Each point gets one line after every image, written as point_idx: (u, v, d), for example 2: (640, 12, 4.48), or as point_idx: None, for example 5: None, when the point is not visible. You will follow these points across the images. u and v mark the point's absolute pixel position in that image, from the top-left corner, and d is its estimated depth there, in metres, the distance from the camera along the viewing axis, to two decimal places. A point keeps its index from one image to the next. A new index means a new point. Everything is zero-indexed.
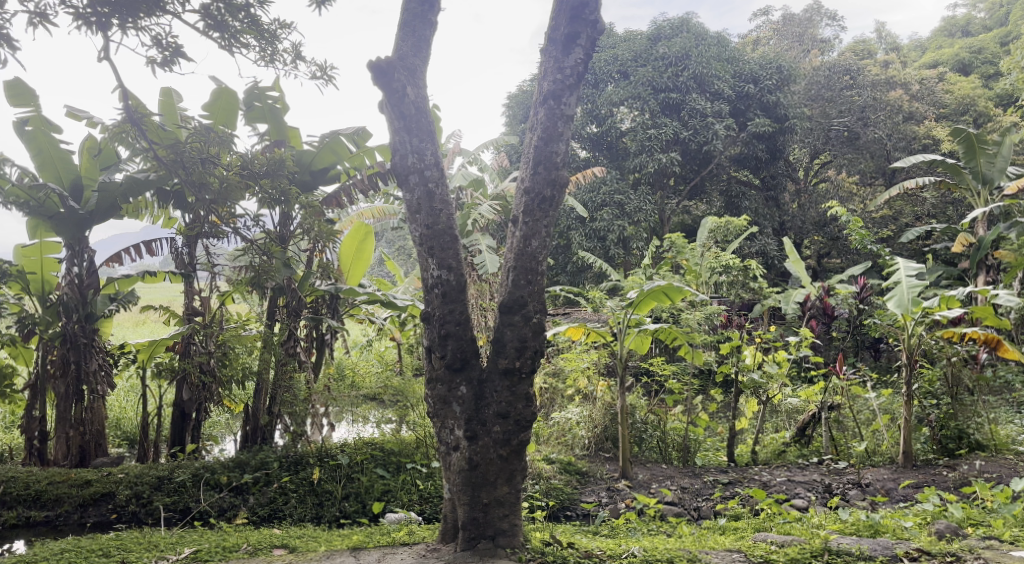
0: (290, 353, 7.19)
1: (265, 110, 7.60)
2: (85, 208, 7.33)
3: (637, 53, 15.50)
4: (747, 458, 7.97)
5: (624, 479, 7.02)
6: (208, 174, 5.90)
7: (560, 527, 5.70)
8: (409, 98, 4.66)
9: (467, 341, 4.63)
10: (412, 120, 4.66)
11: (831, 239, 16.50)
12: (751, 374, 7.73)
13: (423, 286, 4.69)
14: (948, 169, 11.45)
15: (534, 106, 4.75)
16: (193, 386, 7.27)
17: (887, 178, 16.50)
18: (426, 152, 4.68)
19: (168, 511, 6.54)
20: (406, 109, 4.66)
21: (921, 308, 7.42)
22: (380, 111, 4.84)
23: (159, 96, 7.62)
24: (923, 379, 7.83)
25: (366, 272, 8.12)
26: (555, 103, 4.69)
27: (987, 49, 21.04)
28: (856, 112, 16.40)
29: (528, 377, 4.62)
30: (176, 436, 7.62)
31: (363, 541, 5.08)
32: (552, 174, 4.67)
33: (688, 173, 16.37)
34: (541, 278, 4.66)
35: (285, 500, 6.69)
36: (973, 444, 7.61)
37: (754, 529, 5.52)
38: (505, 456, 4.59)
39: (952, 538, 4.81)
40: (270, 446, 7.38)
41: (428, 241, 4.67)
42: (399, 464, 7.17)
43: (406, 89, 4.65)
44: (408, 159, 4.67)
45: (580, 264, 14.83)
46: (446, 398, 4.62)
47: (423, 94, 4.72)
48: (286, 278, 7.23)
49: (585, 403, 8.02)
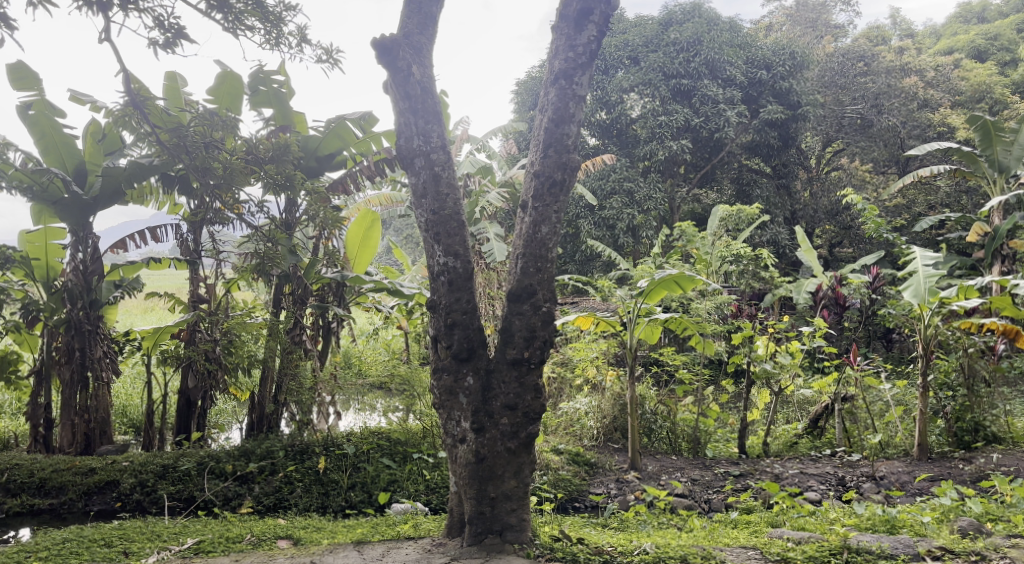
0: (296, 341, 7.14)
1: (270, 94, 7.49)
2: (88, 194, 7.26)
3: (648, 38, 15.28)
4: (758, 449, 7.85)
5: (634, 470, 6.92)
6: (211, 159, 5.83)
7: (569, 520, 5.60)
8: (414, 78, 4.51)
9: (474, 330, 4.51)
10: (418, 102, 4.52)
11: (844, 228, 16.11)
12: (764, 364, 7.62)
13: (429, 274, 4.57)
14: (964, 157, 11.20)
15: (545, 86, 4.61)
16: (199, 374, 7.22)
17: (902, 167, 16.18)
18: (432, 134, 4.54)
19: (172, 500, 6.48)
20: (411, 89, 4.51)
21: (937, 298, 7.28)
22: (385, 92, 4.70)
23: (164, 80, 7.52)
24: (938, 369, 7.71)
25: (372, 260, 8.01)
26: (567, 82, 4.55)
27: (1003, 36, 20.75)
28: (870, 99, 16.17)
29: (537, 368, 4.51)
30: (181, 424, 7.55)
31: (367, 535, 4.97)
32: (563, 157, 4.54)
33: (698, 161, 16.19)
34: (550, 266, 4.54)
35: (290, 489, 6.61)
36: (989, 437, 7.49)
37: (767, 524, 5.41)
38: (513, 449, 4.48)
39: (976, 536, 4.65)
40: (276, 434, 7.31)
41: (434, 227, 4.55)
42: (406, 454, 7.08)
43: (411, 69, 4.51)
44: (413, 142, 4.54)
45: (588, 253, 14.67)
46: (453, 390, 4.51)
47: (429, 74, 4.57)
48: (292, 265, 7.13)
49: (593, 393, 7.93)
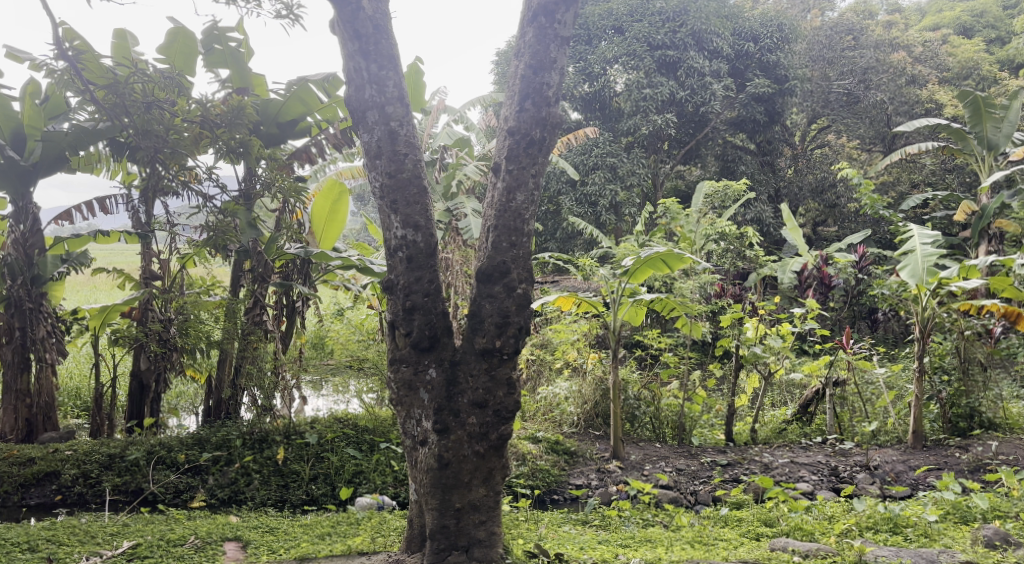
0: (255, 322, 6.53)
1: (226, 53, 6.90)
2: (27, 160, 6.64)
3: (633, 7, 14.75)
4: (746, 436, 7.48)
5: (616, 459, 6.53)
6: (154, 120, 5.28)
7: (547, 516, 5.24)
8: (365, 13, 3.97)
9: (437, 315, 4.03)
10: (370, 43, 3.98)
11: (829, 207, 15.37)
12: (754, 347, 7.18)
13: (385, 249, 4.07)
14: (953, 133, 10.84)
15: (521, 27, 4.10)
16: (151, 356, 6.67)
17: (887, 145, 15.70)
18: (387, 82, 4.01)
19: (117, 493, 5.99)
20: (362, 27, 3.97)
21: (937, 279, 6.81)
22: (334, 35, 4.16)
23: (112, 38, 6.93)
24: (933, 352, 7.37)
25: (341, 235, 7.40)
26: (547, 20, 4.04)
27: (989, 14, 20.38)
28: (858, 74, 15.85)
29: (510, 359, 4.03)
30: (134, 409, 6.99)
31: (312, 550, 4.44)
32: (542, 112, 4.03)
33: (683, 137, 15.74)
34: (526, 240, 4.04)
35: (247, 481, 6.14)
36: (985, 423, 7.17)
37: (761, 521, 4.99)
38: (482, 453, 4.00)
39: (1003, 549, 4.19)
40: (234, 421, 6.80)
41: (390, 194, 4.03)
42: (373, 443, 6.62)
43: (361, 2, 3.95)
44: (365, 91, 4.01)
45: (569, 231, 14.18)
46: (413, 384, 4.04)
47: (383, 10, 4.03)
48: (251, 238, 6.53)
49: (574, 376, 7.50)
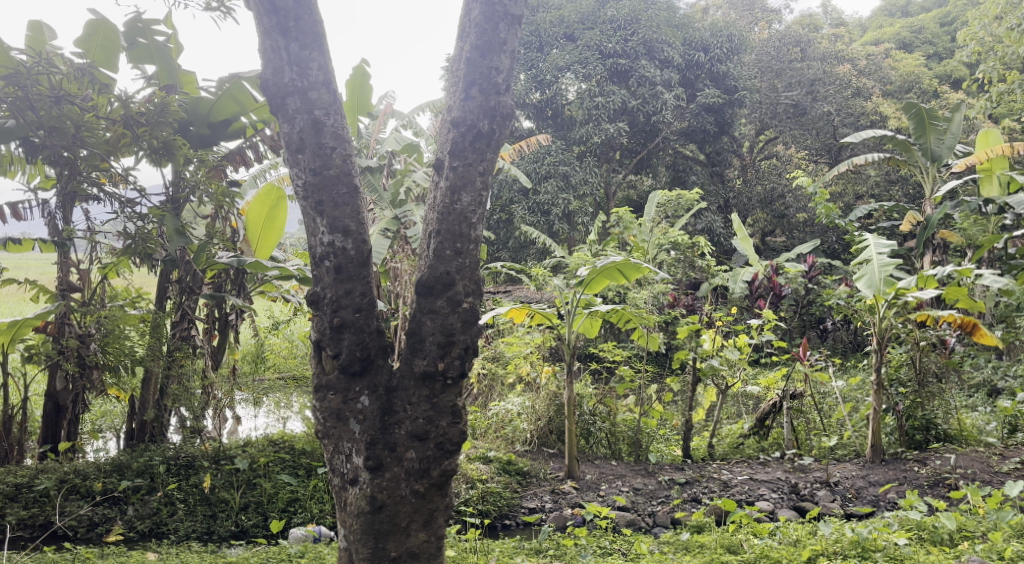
0: (183, 336, 6.14)
1: (152, 48, 6.38)
2: None
3: (584, 15, 14.62)
4: (703, 452, 7.26)
5: (570, 479, 6.23)
6: None
7: (498, 547, 4.88)
8: None
9: (370, 334, 3.65)
10: (289, 18, 3.59)
11: (777, 217, 15.31)
12: (711, 360, 6.89)
13: (311, 258, 3.68)
14: (899, 145, 10.79)
15: (466, 5, 3.76)
16: (69, 375, 5.98)
17: (833, 156, 15.75)
18: (310, 65, 3.62)
19: (22, 527, 5.36)
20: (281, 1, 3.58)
21: (894, 289, 6.55)
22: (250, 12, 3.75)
23: (26, 30, 6.38)
24: (888, 363, 7.18)
25: (277, 245, 6.84)
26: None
27: (927, 30, 20.84)
28: (805, 85, 15.80)
29: (454, 385, 3.66)
30: (47, 433, 6.25)
31: None
32: (490, 101, 3.69)
33: (634, 147, 15.62)
34: (472, 247, 3.69)
35: (170, 512, 5.63)
36: (941, 435, 7.02)
37: (724, 548, 4.71)
38: (422, 492, 3.62)
39: None
40: (159, 445, 6.25)
41: (316, 192, 3.64)
42: (310, 469, 6.19)
43: None
44: (284, 74, 3.61)
45: (522, 240, 13.89)
46: (342, 413, 3.64)
47: None
48: (177, 247, 6.01)
49: (526, 392, 7.16)
